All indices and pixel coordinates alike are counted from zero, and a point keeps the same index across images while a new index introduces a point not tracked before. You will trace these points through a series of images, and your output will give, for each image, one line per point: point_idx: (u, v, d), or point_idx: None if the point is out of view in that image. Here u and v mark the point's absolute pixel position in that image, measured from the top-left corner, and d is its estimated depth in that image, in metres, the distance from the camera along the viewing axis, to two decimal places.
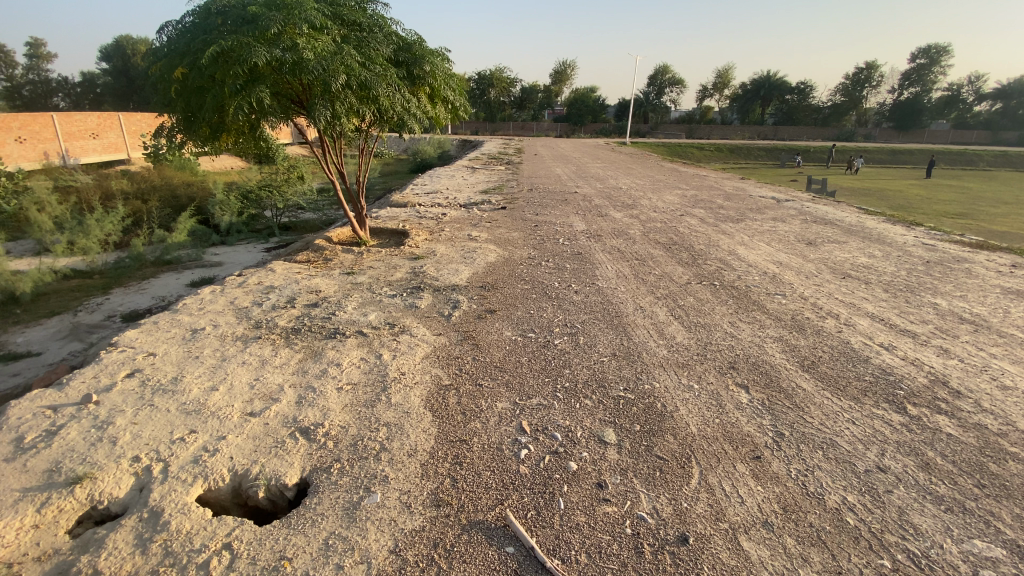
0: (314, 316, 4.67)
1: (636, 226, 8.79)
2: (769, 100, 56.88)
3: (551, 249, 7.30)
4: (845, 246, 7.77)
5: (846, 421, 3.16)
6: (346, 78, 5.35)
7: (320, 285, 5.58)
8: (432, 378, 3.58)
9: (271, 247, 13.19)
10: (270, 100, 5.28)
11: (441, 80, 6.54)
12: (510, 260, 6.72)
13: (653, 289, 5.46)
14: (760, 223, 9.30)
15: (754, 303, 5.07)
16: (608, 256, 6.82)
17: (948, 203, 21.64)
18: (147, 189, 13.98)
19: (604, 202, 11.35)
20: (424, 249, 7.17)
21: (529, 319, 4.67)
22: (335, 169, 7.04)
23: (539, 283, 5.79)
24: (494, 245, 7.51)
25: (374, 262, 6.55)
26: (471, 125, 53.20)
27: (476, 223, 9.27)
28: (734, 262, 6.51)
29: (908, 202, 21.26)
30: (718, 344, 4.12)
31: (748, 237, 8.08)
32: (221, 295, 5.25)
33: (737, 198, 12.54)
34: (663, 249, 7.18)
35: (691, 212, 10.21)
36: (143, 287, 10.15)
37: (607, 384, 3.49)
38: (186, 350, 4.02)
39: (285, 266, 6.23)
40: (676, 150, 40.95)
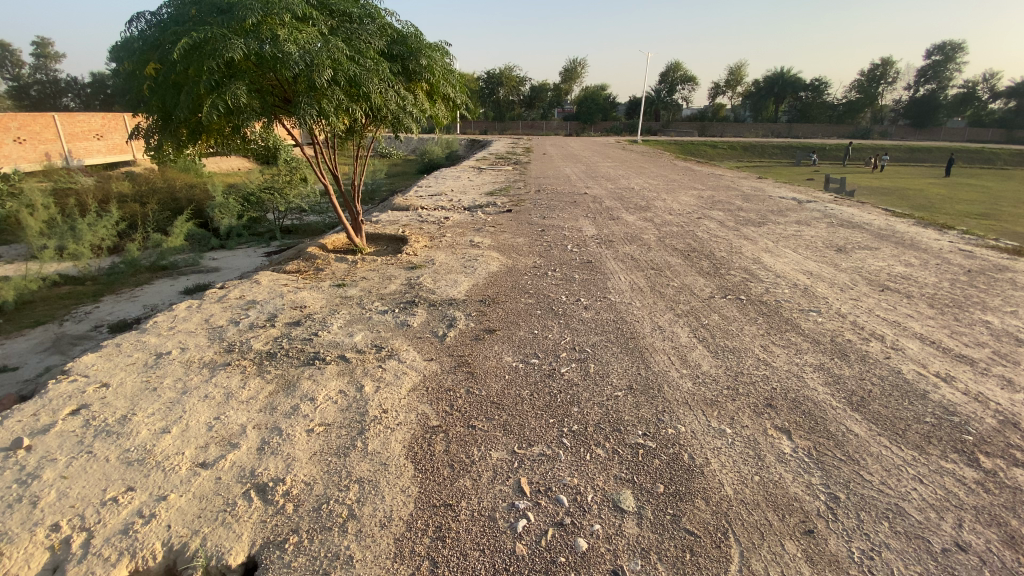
0: (293, 338, 4.21)
1: (650, 230, 8.24)
2: (783, 98, 55.83)
3: (559, 256, 6.78)
4: (878, 253, 7.15)
5: (911, 479, 2.60)
6: (333, 73, 4.86)
7: (306, 299, 5.12)
8: (418, 417, 3.08)
9: (271, 252, 12.77)
10: (249, 97, 4.81)
11: (439, 75, 6.04)
12: (514, 269, 6.21)
13: (671, 304, 4.93)
14: (783, 227, 8.69)
15: (785, 322, 4.52)
16: (621, 265, 6.29)
17: (971, 203, 20.70)
18: (146, 191, 13.68)
19: (616, 204, 10.81)
20: (422, 257, 6.68)
21: (533, 341, 4.16)
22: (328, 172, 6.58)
23: (545, 296, 5.26)
24: (498, 253, 7.00)
25: (368, 272, 6.08)
26: (479, 124, 52.78)
27: (481, 227, 8.78)
28: (760, 272, 5.95)
29: (926, 203, 20.45)
30: (750, 374, 3.59)
31: (772, 243, 7.50)
32: (196, 312, 4.81)
33: (755, 199, 11.91)
34: (681, 256, 6.63)
35: (708, 215, 9.62)
36: (135, 294, 9.80)
37: (623, 428, 2.97)
38: (144, 381, 3.59)
39: (271, 277, 5.79)
40: (688, 149, 40.21)
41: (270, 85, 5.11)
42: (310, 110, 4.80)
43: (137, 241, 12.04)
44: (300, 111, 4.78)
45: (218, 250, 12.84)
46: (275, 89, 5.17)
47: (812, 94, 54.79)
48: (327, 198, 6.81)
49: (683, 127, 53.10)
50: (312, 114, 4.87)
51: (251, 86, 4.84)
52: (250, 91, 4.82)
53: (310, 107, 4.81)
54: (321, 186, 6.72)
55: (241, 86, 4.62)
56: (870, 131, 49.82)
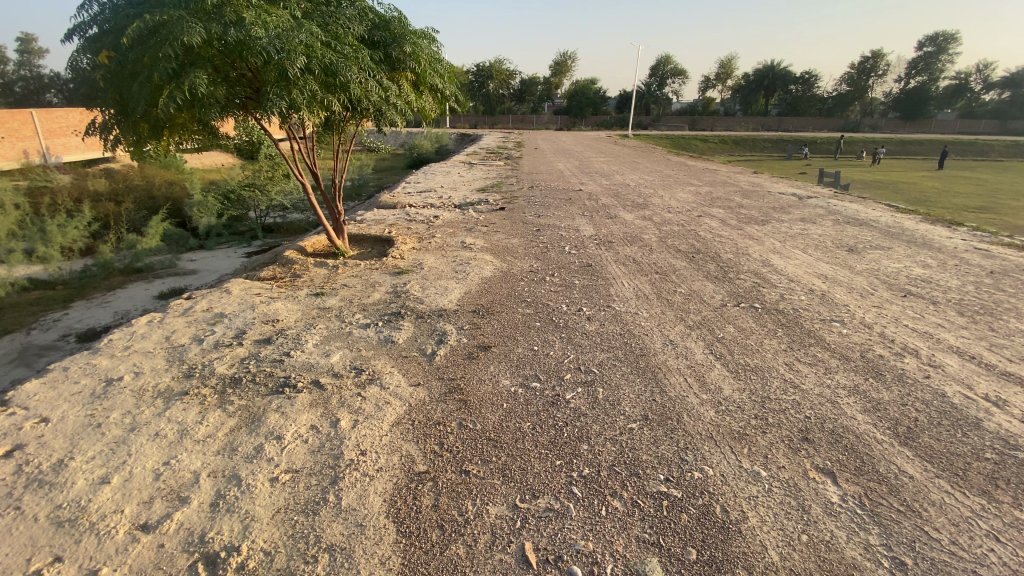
0: (263, 359, 3.74)
1: (651, 230, 7.83)
2: (773, 91, 55.69)
3: (556, 259, 6.34)
4: (891, 253, 6.80)
5: (985, 536, 2.21)
6: (306, 61, 4.36)
7: (281, 312, 4.65)
8: (402, 461, 2.64)
9: (253, 252, 12.20)
10: (211, 87, 4.29)
11: (425, 64, 5.55)
12: (509, 275, 5.77)
13: (681, 314, 4.52)
14: (788, 225, 8.32)
15: (807, 334, 4.13)
16: (623, 268, 5.87)
17: (965, 196, 20.58)
18: (120, 190, 13.03)
19: (612, 201, 10.39)
20: (409, 262, 6.22)
21: (532, 360, 3.72)
22: (307, 169, 6.07)
23: (543, 306, 4.83)
24: (491, 256, 6.56)
25: (350, 279, 5.61)
26: (469, 118, 52.02)
27: (472, 227, 8.31)
28: (772, 276, 5.56)
29: (920, 196, 20.29)
30: (779, 400, 3.19)
31: (780, 243, 7.12)
32: (157, 328, 4.31)
33: (754, 195, 11.55)
34: (686, 258, 6.22)
35: (709, 213, 9.23)
36: (106, 299, 9.22)
37: (642, 472, 2.54)
38: (88, 415, 3.09)
39: (244, 285, 5.30)
40: (680, 143, 39.87)
41: (236, 74, 4.60)
42: (280, 102, 4.30)
43: (110, 242, 11.42)
44: (269, 103, 4.27)
45: (197, 250, 12.25)
46: (243, 77, 4.66)
47: (802, 87, 54.65)
48: (307, 196, 6.34)
49: (675, 120, 52.75)
50: (283, 106, 4.36)
51: (214, 75, 4.32)
52: (212, 80, 4.31)
53: (280, 98, 4.31)
54: (300, 183, 6.24)
55: (201, 74, 4.11)
56: (860, 125, 49.84)
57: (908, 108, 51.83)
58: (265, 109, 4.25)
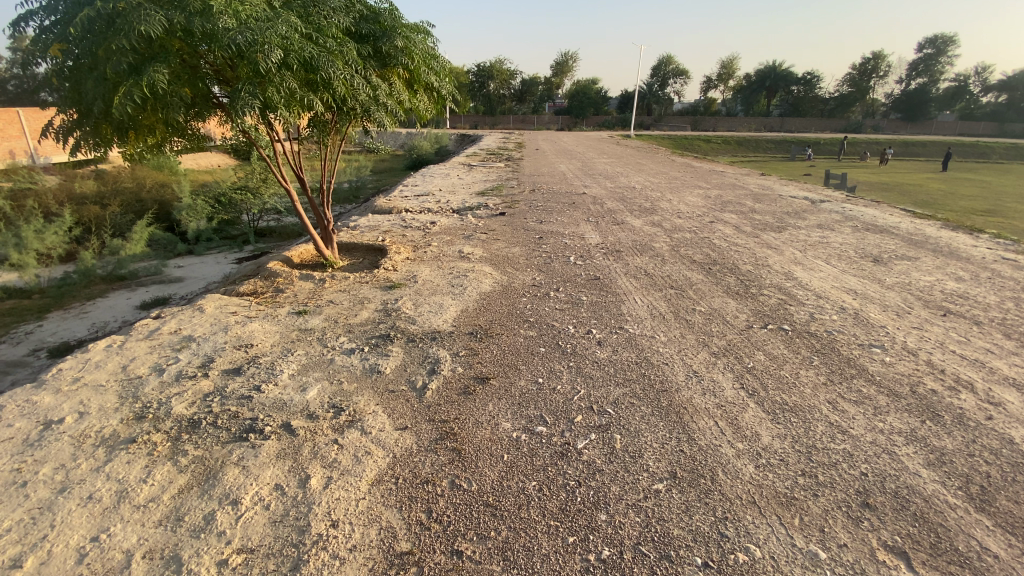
0: (229, 395, 3.29)
1: (661, 237, 7.37)
2: (776, 92, 55.23)
3: (561, 270, 5.88)
4: (920, 264, 6.33)
5: None
6: (282, 55, 3.91)
7: (256, 335, 4.19)
8: (381, 538, 2.17)
9: (243, 257, 11.74)
10: (174, 84, 3.86)
11: (419, 60, 5.09)
12: (510, 289, 5.31)
13: (702, 338, 4.05)
14: (805, 232, 7.86)
15: (848, 364, 3.65)
16: (635, 281, 5.40)
17: (973, 198, 20.11)
18: (107, 193, 12.59)
19: (619, 206, 9.93)
20: (402, 274, 5.76)
21: (538, 396, 3.25)
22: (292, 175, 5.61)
23: (549, 326, 4.36)
24: (490, 267, 6.09)
25: (337, 294, 5.14)
26: (470, 119, 51.60)
27: (470, 234, 7.85)
28: (797, 292, 5.10)
29: (926, 198, 19.83)
30: (826, 451, 2.72)
31: (799, 252, 6.66)
32: (115, 355, 3.87)
33: (765, 199, 11.08)
34: (702, 270, 5.75)
35: (721, 218, 8.78)
36: (85, 309, 8.77)
37: (673, 554, 2.08)
38: (13, 470, 2.65)
39: (219, 303, 4.84)
40: (683, 143, 39.42)
41: (205, 70, 4.17)
42: (252, 102, 3.84)
43: (94, 248, 10.99)
44: (239, 102, 3.82)
45: (185, 256, 11.80)
46: (213, 74, 4.24)
47: (805, 88, 54.18)
48: (293, 204, 5.87)
49: (677, 121, 52.35)
50: (256, 106, 3.91)
51: (178, 70, 3.88)
52: (175, 76, 3.87)
53: (251, 97, 3.85)
54: (286, 190, 5.78)
55: (161, 70, 3.67)
56: (863, 125, 49.40)
57: (910, 109, 51.42)
58: (234, 110, 3.80)
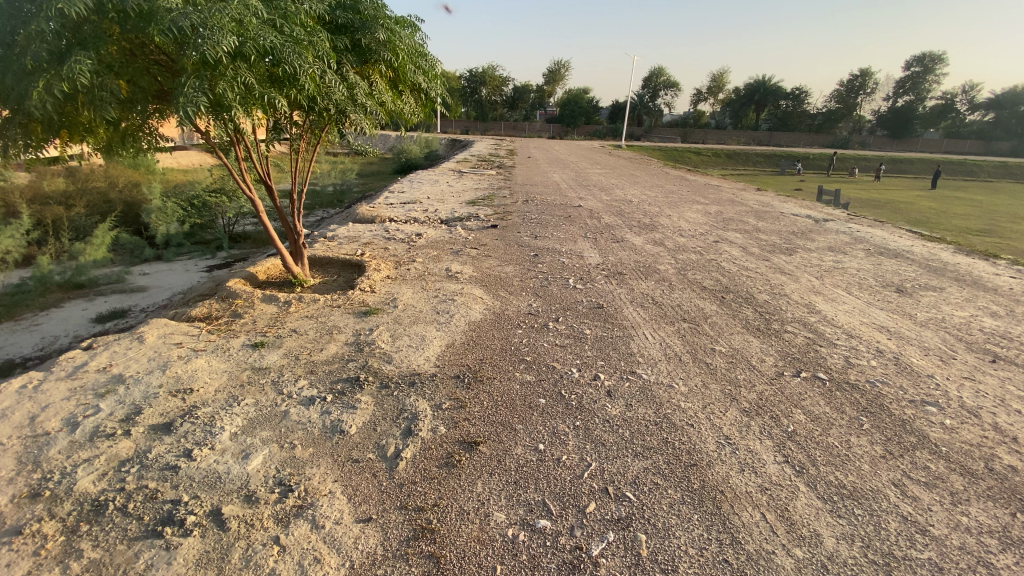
0: (150, 465, 2.62)
1: (665, 258, 6.79)
2: (765, 106, 55.55)
3: (559, 296, 5.26)
4: (946, 295, 5.84)
5: None
6: (237, 43, 3.25)
7: (199, 375, 3.51)
8: None
9: (215, 265, 10.94)
10: (104, 76, 3.19)
11: (405, 56, 4.48)
12: (502, 317, 4.68)
13: (730, 388, 3.44)
14: (817, 255, 7.36)
15: (904, 430, 3.09)
16: (643, 311, 4.80)
17: (964, 217, 20.02)
18: (72, 192, 11.76)
19: (617, 221, 9.38)
20: (381, 297, 5.11)
21: (537, 471, 2.62)
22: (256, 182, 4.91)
23: (549, 367, 3.73)
24: (481, 290, 5.46)
25: (304, 322, 4.47)
26: (460, 124, 51.06)
27: (459, 249, 7.20)
28: (824, 329, 4.55)
29: (919, 217, 19.66)
30: (909, 563, 2.13)
31: (816, 279, 6.14)
32: (24, 401, 3.15)
33: (768, 216, 10.61)
34: (715, 300, 5.18)
35: (726, 238, 8.24)
36: (33, 321, 7.92)
37: None
38: None
39: (164, 331, 4.16)
40: (674, 155, 39.23)
41: (148, 61, 3.53)
42: (198, 98, 3.14)
43: (52, 252, 10.13)
44: (181, 99, 3.12)
45: (153, 262, 10.97)
46: (159, 66, 3.59)
47: (793, 103, 54.54)
48: (258, 215, 5.21)
49: (667, 132, 52.32)
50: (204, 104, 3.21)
51: (110, 60, 3.23)
52: (107, 66, 3.21)
53: (197, 92, 3.15)
54: (252, 199, 5.14)
55: (85, 58, 3.00)
56: (851, 142, 49.80)
57: (896, 127, 52.00)
58: (176, 110, 3.12)
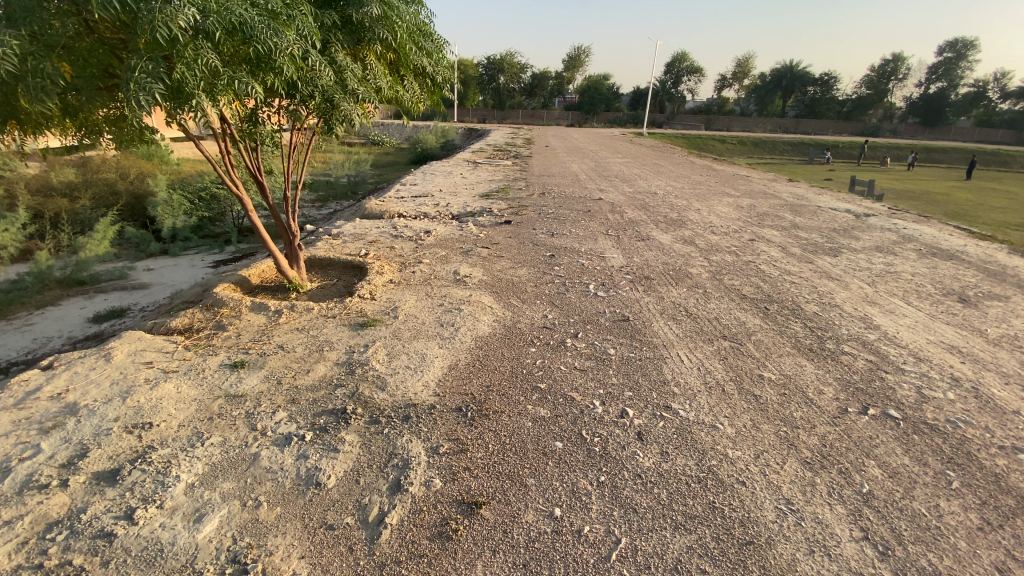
0: (82, 531, 2.19)
1: (696, 261, 6.17)
2: (792, 93, 53.65)
3: (579, 305, 4.70)
4: (1018, 306, 5.14)
5: None
6: (200, 17, 2.75)
7: (163, 405, 3.08)
8: None
9: (221, 260, 10.59)
10: (41, 56, 2.81)
11: (405, 34, 3.94)
12: (515, 331, 4.15)
13: (786, 432, 2.88)
14: (864, 257, 6.67)
15: (1004, 490, 2.48)
16: (675, 326, 4.22)
17: (1006, 209, 18.82)
18: (78, 184, 11.54)
19: (640, 216, 8.75)
20: (380, 305, 4.60)
21: (550, 549, 2.10)
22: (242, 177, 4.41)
23: (567, 396, 3.20)
24: (491, 297, 4.93)
25: (292, 335, 4.00)
26: (477, 112, 50.31)
27: (470, 249, 6.66)
28: (886, 349, 3.92)
29: (958, 209, 18.53)
30: None
31: (867, 285, 5.48)
32: None
33: (804, 211, 9.84)
34: (756, 312, 4.59)
35: (760, 236, 7.55)
36: (30, 321, 7.65)
37: None
38: None
39: (136, 348, 3.74)
40: (696, 144, 38.02)
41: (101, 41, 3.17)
42: (151, 85, 2.67)
43: (55, 246, 9.90)
44: (131, 86, 2.65)
45: (159, 257, 10.68)
46: (112, 47, 3.22)
47: (821, 89, 52.45)
48: (248, 215, 4.76)
49: (689, 119, 50.86)
50: (160, 92, 2.74)
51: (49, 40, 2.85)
52: (46, 47, 2.84)
53: (150, 78, 2.68)
54: (241, 198, 4.69)
55: (8, 38, 2.60)
56: (882, 129, 47.82)
57: (930, 113, 49.80)
58: (126, 100, 2.66)
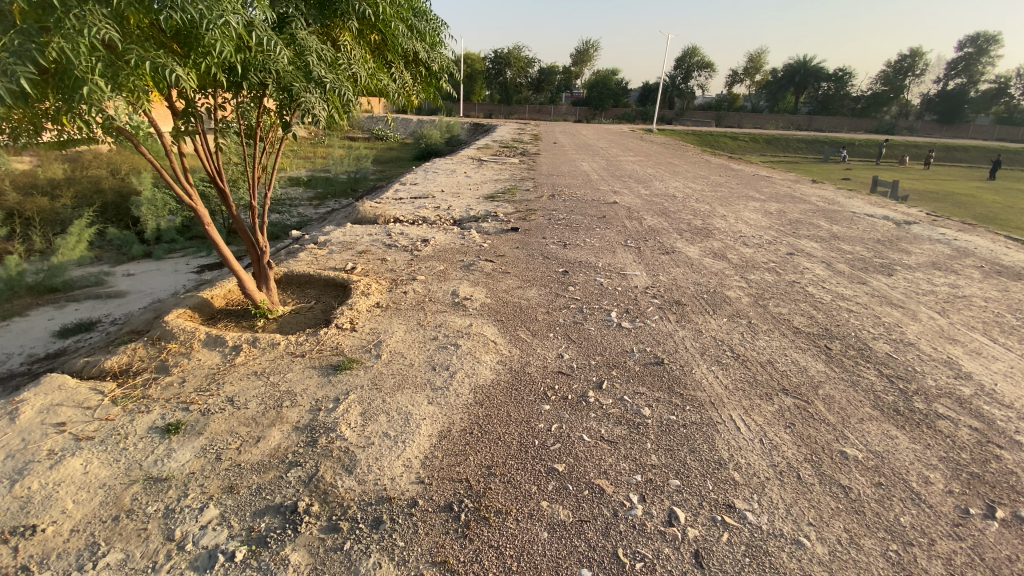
0: None
1: (731, 280, 5.38)
2: (806, 89, 52.40)
3: (601, 340, 3.90)
4: None
5: None
6: None
7: (58, 496, 2.34)
8: None
9: (207, 264, 9.86)
10: None
11: (390, 8, 3.15)
12: (524, 376, 3.37)
13: (898, 553, 2.11)
14: (921, 276, 5.85)
15: None
16: (722, 374, 3.42)
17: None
18: (60, 182, 10.88)
19: (661, 223, 7.95)
20: (362, 337, 3.82)
21: None
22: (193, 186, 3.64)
23: (593, 485, 2.42)
24: (495, 325, 4.15)
25: (250, 383, 3.24)
26: (484, 107, 49.45)
27: (471, 262, 5.87)
28: (991, 413, 3.12)
29: (986, 211, 17.54)
30: None
31: (937, 316, 4.67)
32: None
33: (839, 218, 8.99)
34: (817, 352, 3.79)
35: (799, 249, 6.72)
36: None
37: None
38: None
39: (52, 401, 3.00)
40: (708, 140, 37.04)
41: None
42: (16, 67, 1.91)
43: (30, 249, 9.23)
44: None
45: (142, 260, 9.98)
46: None
47: (835, 85, 51.24)
48: (206, 228, 3.97)
49: (701, 115, 49.82)
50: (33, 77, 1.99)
51: None
52: None
53: (13, 57, 1.92)
54: (196, 209, 3.91)
55: None
56: (899, 126, 46.54)
57: (948, 111, 48.39)
58: None
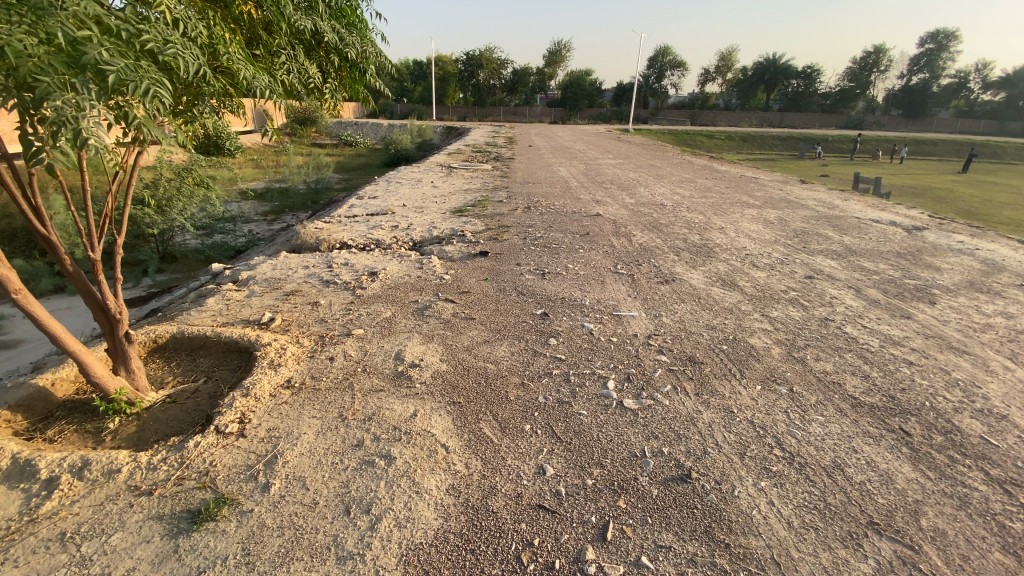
0: None
1: (750, 319, 4.31)
2: (778, 86, 52.48)
3: (597, 434, 2.77)
4: None
5: None
6: None
7: None
8: None
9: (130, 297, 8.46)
10: None
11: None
12: (484, 516, 2.21)
13: None
14: (969, 303, 4.89)
15: None
16: (779, 500, 2.32)
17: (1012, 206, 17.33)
18: None
19: (652, 239, 6.91)
20: (251, 450, 2.61)
21: None
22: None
23: None
24: (448, 412, 2.98)
25: (47, 559, 2.02)
26: (456, 111, 48.16)
27: (427, 304, 4.69)
28: None
29: (965, 206, 16.99)
30: None
31: (1017, 365, 3.66)
32: None
33: (846, 226, 8.08)
34: (897, 444, 2.73)
35: (817, 270, 5.72)
36: None
37: None
38: None
39: None
40: (684, 139, 36.49)
41: None
42: None
43: None
44: None
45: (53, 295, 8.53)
46: None
47: (806, 82, 51.42)
48: (17, 299, 2.60)
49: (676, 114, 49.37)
50: None
51: None
52: None
53: None
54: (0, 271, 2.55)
55: None
56: (870, 122, 46.78)
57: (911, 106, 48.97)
58: None
